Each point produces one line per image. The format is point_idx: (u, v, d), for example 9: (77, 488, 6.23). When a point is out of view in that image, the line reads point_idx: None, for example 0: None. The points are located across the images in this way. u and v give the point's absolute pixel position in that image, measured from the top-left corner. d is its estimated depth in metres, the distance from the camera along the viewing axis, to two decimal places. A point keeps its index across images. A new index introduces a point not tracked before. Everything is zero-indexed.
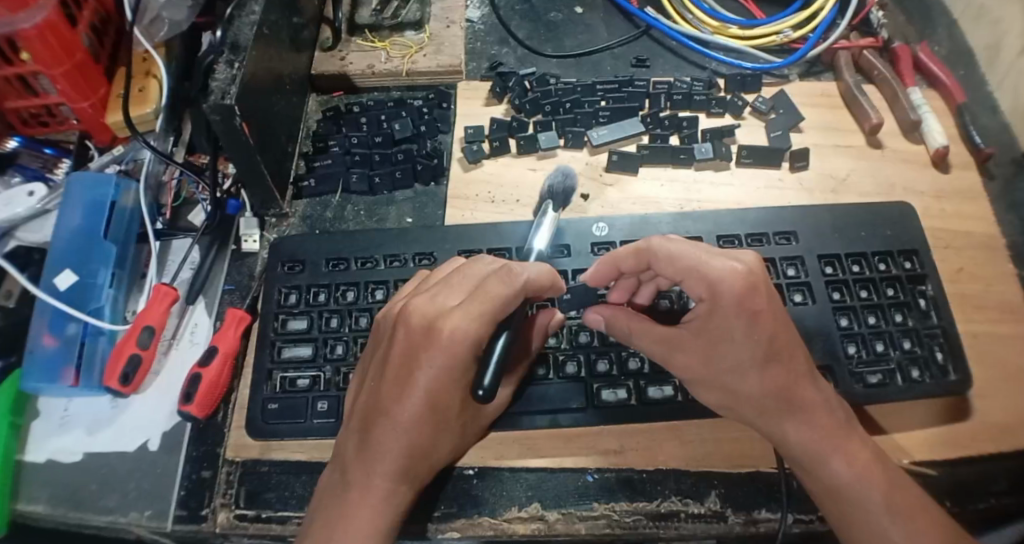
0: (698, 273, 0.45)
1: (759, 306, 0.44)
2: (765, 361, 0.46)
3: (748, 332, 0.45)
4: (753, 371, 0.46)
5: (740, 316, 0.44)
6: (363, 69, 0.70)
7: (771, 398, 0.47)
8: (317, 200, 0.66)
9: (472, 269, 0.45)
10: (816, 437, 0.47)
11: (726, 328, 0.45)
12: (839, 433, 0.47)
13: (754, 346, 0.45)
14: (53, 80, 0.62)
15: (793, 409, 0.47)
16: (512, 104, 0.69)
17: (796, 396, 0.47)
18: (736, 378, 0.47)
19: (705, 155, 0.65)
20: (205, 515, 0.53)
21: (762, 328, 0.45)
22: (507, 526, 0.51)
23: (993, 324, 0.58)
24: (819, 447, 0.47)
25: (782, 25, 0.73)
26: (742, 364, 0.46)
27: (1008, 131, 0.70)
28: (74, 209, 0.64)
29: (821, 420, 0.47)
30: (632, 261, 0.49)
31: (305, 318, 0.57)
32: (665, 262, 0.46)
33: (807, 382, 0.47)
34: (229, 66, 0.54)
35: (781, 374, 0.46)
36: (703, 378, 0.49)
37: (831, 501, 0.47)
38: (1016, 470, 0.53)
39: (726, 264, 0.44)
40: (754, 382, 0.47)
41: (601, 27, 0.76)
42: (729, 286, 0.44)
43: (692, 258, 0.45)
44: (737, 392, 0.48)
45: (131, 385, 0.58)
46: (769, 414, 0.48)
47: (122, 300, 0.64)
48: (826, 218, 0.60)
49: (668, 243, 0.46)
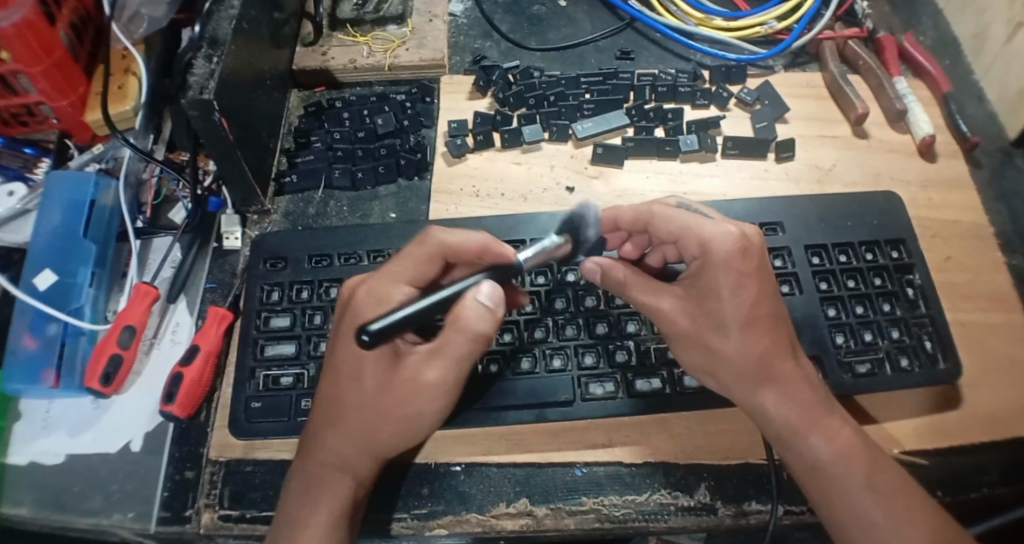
0: (694, 232, 0.47)
1: (750, 268, 0.45)
2: (751, 322, 0.45)
3: (736, 292, 0.45)
4: (736, 332, 0.45)
5: (729, 275, 0.45)
6: (345, 64, 0.70)
7: (753, 361, 0.46)
8: (299, 196, 0.65)
9: (421, 251, 0.48)
10: (796, 407, 0.46)
11: (714, 285, 0.45)
12: (819, 409, 0.46)
13: (740, 306, 0.45)
14: (33, 79, 0.61)
15: (775, 380, 0.46)
16: (496, 98, 0.69)
17: (779, 366, 0.46)
18: (718, 338, 0.46)
19: (690, 146, 0.65)
20: (189, 516, 0.53)
21: (749, 290, 0.45)
22: (495, 522, 0.51)
23: (981, 312, 0.58)
24: (801, 420, 0.46)
25: (767, 16, 0.73)
26: (724, 325, 0.45)
27: (993, 120, 0.70)
28: (54, 208, 0.63)
29: (802, 392, 0.46)
30: (631, 218, 0.51)
31: (288, 316, 0.57)
32: (663, 224, 0.49)
33: (790, 354, 0.46)
34: (207, 61, 0.53)
35: (766, 342, 0.45)
36: (683, 337, 0.47)
37: (811, 478, 0.46)
38: (1007, 459, 0.52)
39: (722, 226, 0.46)
40: (735, 343, 0.45)
41: (585, 20, 0.76)
42: (723, 246, 0.45)
43: (689, 219, 0.47)
44: (716, 352, 0.46)
45: (112, 385, 0.57)
46: (748, 380, 0.46)
47: (103, 300, 0.63)
48: (812, 208, 0.60)
49: (669, 207, 0.49)
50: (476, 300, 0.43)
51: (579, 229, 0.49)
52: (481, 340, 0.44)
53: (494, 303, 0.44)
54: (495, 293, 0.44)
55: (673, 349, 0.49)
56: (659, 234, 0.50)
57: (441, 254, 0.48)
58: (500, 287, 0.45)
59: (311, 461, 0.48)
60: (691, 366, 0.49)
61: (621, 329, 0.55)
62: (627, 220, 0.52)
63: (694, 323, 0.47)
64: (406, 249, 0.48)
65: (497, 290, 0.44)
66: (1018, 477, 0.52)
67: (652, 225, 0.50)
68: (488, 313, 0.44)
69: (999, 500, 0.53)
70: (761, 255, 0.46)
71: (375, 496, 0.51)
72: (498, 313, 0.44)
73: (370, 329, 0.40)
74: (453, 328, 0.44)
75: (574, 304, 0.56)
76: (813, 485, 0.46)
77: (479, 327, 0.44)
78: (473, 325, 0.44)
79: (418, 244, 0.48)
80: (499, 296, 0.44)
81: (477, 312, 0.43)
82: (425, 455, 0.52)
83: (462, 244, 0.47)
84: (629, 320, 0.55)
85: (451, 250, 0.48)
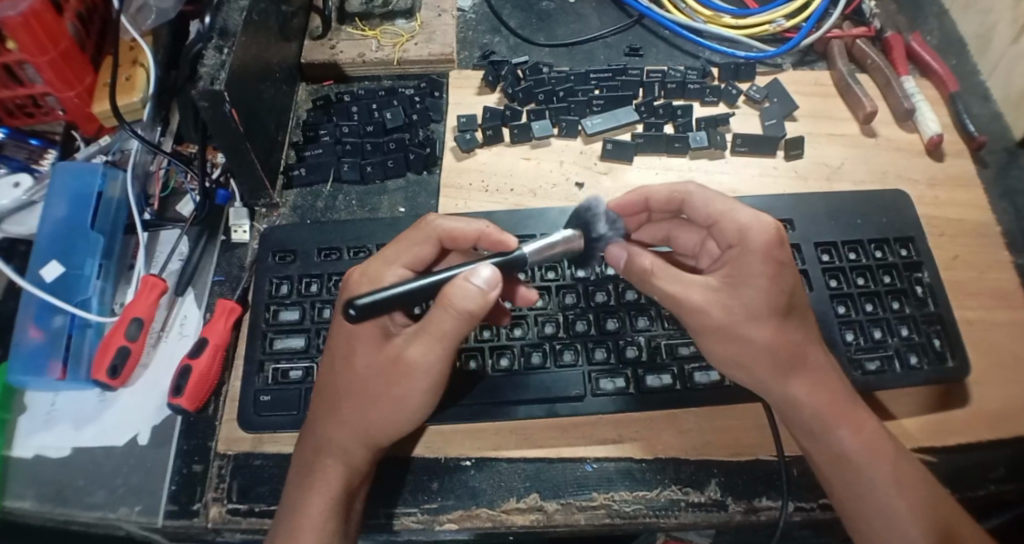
0: (730, 217, 0.49)
1: (784, 259, 0.47)
2: (784, 312, 0.47)
3: (773, 282, 0.46)
4: (772, 322, 0.46)
5: (767, 266, 0.46)
6: (353, 58, 0.70)
7: (785, 352, 0.47)
8: (307, 190, 0.65)
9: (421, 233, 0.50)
10: (825, 398, 0.47)
11: (750, 274, 0.46)
12: (846, 402, 0.48)
13: (776, 296, 0.46)
14: (39, 70, 0.60)
15: (806, 370, 0.47)
16: (505, 93, 0.69)
17: (808, 358, 0.47)
18: (754, 328, 0.46)
19: (700, 143, 0.65)
20: (196, 510, 0.53)
21: (784, 281, 0.47)
22: (505, 517, 0.51)
23: (988, 310, 0.59)
24: (829, 413, 0.47)
25: (775, 14, 0.73)
26: (760, 314, 0.46)
27: (999, 119, 0.71)
28: (60, 200, 0.63)
29: (828, 383, 0.48)
30: (665, 199, 0.53)
31: (297, 309, 0.56)
32: (701, 205, 0.51)
33: (817, 347, 0.48)
34: (218, 52, 0.53)
35: (797, 335, 0.47)
36: (717, 328, 0.47)
37: (833, 467, 0.48)
38: (1015, 456, 0.53)
39: (758, 217, 0.48)
40: (771, 333, 0.46)
41: (594, 16, 0.76)
42: (761, 235, 0.47)
43: (725, 204, 0.50)
44: (750, 341, 0.46)
45: (119, 377, 0.57)
46: (780, 371, 0.47)
47: (110, 292, 0.63)
48: (821, 206, 0.60)
49: (707, 191, 0.51)
50: (468, 280, 0.42)
51: (590, 225, 0.50)
52: (469, 320, 0.43)
53: (487, 286, 0.42)
54: (489, 275, 0.43)
55: (700, 341, 0.49)
56: (693, 215, 0.52)
57: (438, 238, 0.50)
58: (495, 271, 0.43)
59: (318, 449, 0.48)
60: (717, 357, 0.48)
61: (632, 324, 0.55)
62: (661, 198, 0.53)
63: (729, 313, 0.46)
64: (408, 235, 0.51)
65: (494, 274, 0.43)
66: None
67: (687, 205, 0.52)
68: (477, 295, 0.42)
69: (1007, 498, 0.53)
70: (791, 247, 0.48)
71: (385, 490, 0.51)
72: (490, 296, 0.42)
73: (356, 303, 0.43)
74: (441, 310, 0.43)
75: (584, 299, 0.56)
76: (834, 474, 0.48)
77: (467, 307, 0.42)
78: (461, 305, 0.42)
79: (418, 230, 0.50)
80: (494, 279, 0.43)
81: (466, 291, 0.42)
82: (436, 450, 0.52)
83: (459, 229, 0.50)
84: (640, 316, 0.55)
85: (450, 235, 0.50)
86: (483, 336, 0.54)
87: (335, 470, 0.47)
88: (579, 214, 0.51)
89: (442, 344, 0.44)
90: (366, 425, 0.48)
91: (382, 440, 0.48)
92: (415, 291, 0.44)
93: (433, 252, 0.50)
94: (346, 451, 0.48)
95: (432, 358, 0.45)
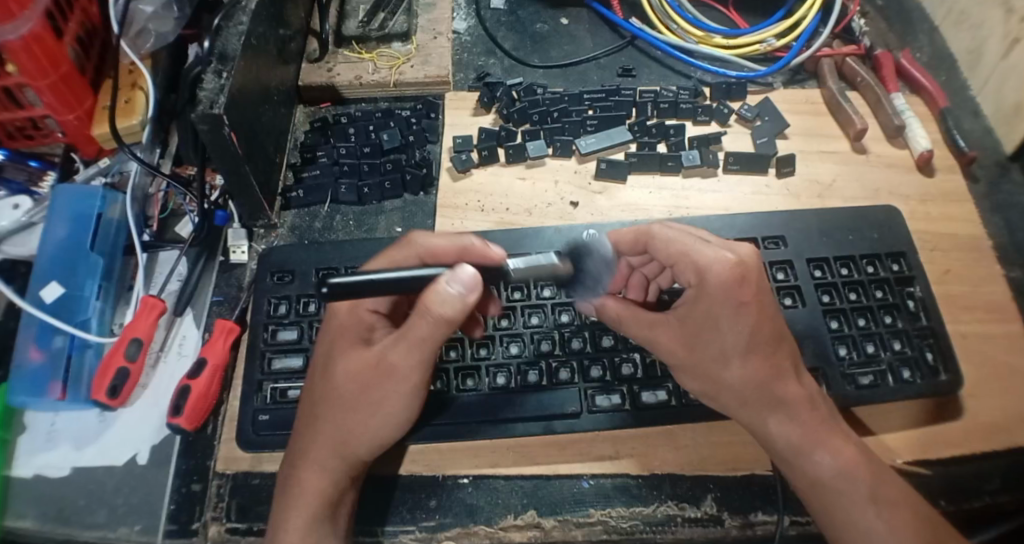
0: (692, 258, 0.47)
1: (748, 296, 0.46)
2: (749, 349, 0.47)
3: (734, 321, 0.46)
4: (737, 361, 0.47)
5: (727, 305, 0.46)
6: (350, 80, 0.71)
7: (751, 386, 0.48)
8: (305, 210, 0.66)
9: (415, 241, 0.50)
10: (799, 428, 0.48)
11: (713, 313, 0.47)
12: (823, 428, 0.48)
13: (739, 334, 0.47)
14: (39, 93, 0.61)
15: (774, 402, 0.48)
16: (501, 114, 0.69)
17: (776, 389, 0.48)
18: (719, 365, 0.48)
19: (692, 162, 0.66)
20: (196, 529, 0.53)
21: (748, 318, 0.46)
22: (503, 534, 0.51)
23: (980, 323, 0.59)
24: (801, 441, 0.48)
25: (765, 34, 0.74)
26: (723, 353, 0.47)
27: (989, 134, 0.72)
28: (59, 221, 0.64)
29: (803, 412, 0.48)
30: (630, 240, 0.51)
31: (295, 329, 0.57)
32: (662, 247, 0.49)
33: (790, 377, 0.49)
34: (217, 76, 0.54)
35: (762, 366, 0.48)
36: (682, 367, 0.49)
37: (811, 493, 0.48)
38: (1009, 468, 0.54)
39: (717, 254, 0.47)
40: (735, 372, 0.48)
41: (587, 38, 0.77)
42: (720, 274, 0.46)
43: (684, 244, 0.48)
44: (717, 378, 0.48)
45: (119, 398, 0.57)
46: (749, 404, 0.48)
47: (110, 313, 0.64)
48: (813, 221, 0.61)
49: (667, 230, 0.49)
50: (444, 284, 0.41)
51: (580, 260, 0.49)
52: (448, 323, 0.43)
53: (465, 290, 0.41)
54: (466, 279, 0.41)
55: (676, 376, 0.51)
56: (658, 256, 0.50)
57: (421, 257, 0.49)
58: (475, 272, 0.42)
59: (301, 466, 0.49)
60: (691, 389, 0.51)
61: (627, 341, 0.55)
62: (628, 241, 0.52)
63: (691, 355, 0.48)
64: (396, 249, 0.51)
65: (473, 276, 0.42)
66: (1020, 485, 0.53)
67: (650, 246, 0.50)
68: (455, 300, 0.41)
69: (1001, 509, 0.54)
70: (758, 279, 0.47)
71: (385, 508, 0.52)
72: (469, 300, 0.42)
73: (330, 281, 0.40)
74: (420, 317, 0.43)
75: (579, 317, 0.56)
76: (813, 498, 0.48)
77: (444, 312, 0.42)
78: (438, 311, 0.42)
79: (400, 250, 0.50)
80: (471, 280, 0.42)
81: (443, 297, 0.41)
82: (433, 468, 0.53)
83: (438, 245, 0.49)
84: None
85: (431, 251, 0.49)
86: (479, 354, 0.55)
87: (310, 488, 0.48)
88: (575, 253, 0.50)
89: (418, 350, 0.45)
90: (348, 439, 0.49)
91: (363, 452, 0.49)
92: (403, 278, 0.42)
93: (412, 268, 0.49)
94: (323, 467, 0.48)
95: (404, 361, 0.46)
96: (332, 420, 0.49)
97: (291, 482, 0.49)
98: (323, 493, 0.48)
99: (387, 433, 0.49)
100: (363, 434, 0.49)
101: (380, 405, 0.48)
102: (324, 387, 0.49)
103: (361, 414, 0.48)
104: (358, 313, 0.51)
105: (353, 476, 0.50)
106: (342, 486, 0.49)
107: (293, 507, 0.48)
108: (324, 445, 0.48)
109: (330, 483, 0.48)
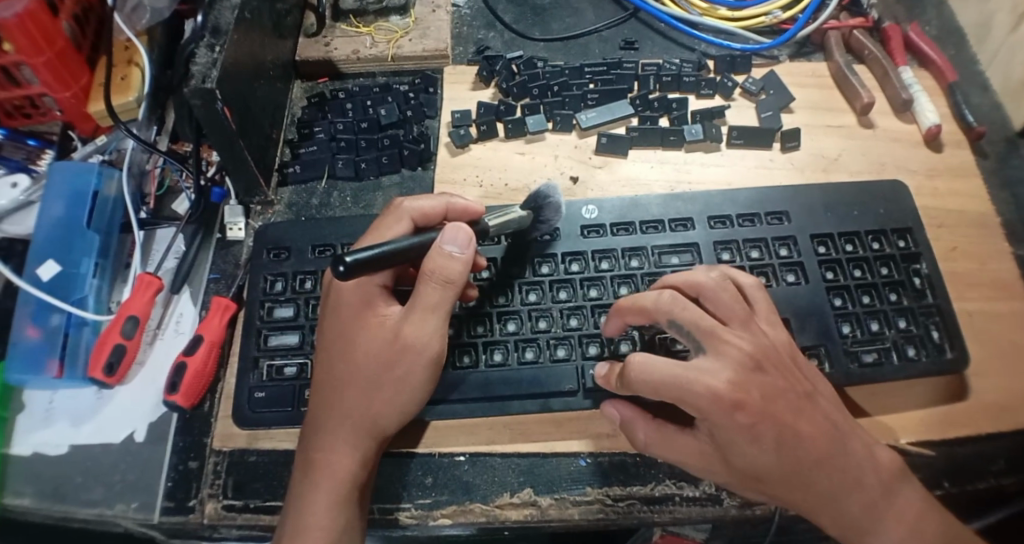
0: (686, 399, 0.43)
1: (752, 416, 0.43)
2: (783, 459, 0.44)
3: (754, 440, 0.44)
4: (775, 476, 0.45)
5: (739, 428, 0.43)
6: (348, 55, 0.70)
7: (798, 495, 0.45)
8: (302, 187, 0.65)
9: (407, 207, 0.51)
10: (863, 511, 0.45)
11: (732, 440, 0.44)
12: (880, 505, 0.45)
13: (767, 451, 0.44)
14: (35, 71, 0.60)
15: (827, 499, 0.45)
16: (500, 87, 0.68)
17: (824, 487, 0.45)
18: (760, 484, 0.45)
19: (694, 136, 0.65)
20: (192, 506, 0.53)
21: (765, 431, 0.44)
22: (498, 512, 0.51)
23: (987, 302, 0.58)
24: (864, 522, 0.45)
25: (771, 6, 0.73)
26: (759, 474, 0.45)
27: (998, 109, 0.70)
28: (55, 198, 0.63)
29: (859, 499, 0.45)
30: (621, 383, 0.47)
31: (292, 306, 0.56)
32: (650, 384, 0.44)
33: (839, 466, 0.45)
34: (210, 50, 0.53)
35: (800, 472, 0.44)
36: (725, 485, 0.47)
37: None
38: (1016, 449, 0.52)
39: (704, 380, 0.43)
40: (781, 488, 0.45)
41: (589, 11, 0.76)
42: (715, 404, 0.43)
43: (671, 380, 0.43)
44: (762, 492, 0.46)
45: (116, 375, 0.57)
46: (802, 508, 0.45)
47: (106, 291, 0.63)
48: (818, 196, 0.60)
49: (653, 358, 0.44)
50: (444, 251, 0.45)
51: (539, 209, 0.57)
52: (451, 288, 0.46)
53: (460, 250, 0.45)
54: (462, 239, 0.46)
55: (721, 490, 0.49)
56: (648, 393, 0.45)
57: (411, 220, 0.51)
58: (464, 229, 0.46)
59: (325, 444, 0.48)
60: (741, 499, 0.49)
61: None
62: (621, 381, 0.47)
63: (732, 476, 0.46)
64: (382, 220, 0.52)
65: (466, 234, 0.46)
66: None
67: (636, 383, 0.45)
68: (457, 260, 0.45)
69: (1008, 491, 0.53)
70: (756, 382, 0.44)
71: (382, 486, 0.52)
72: (467, 257, 0.45)
73: (348, 259, 0.43)
74: (425, 281, 0.46)
75: (578, 294, 0.55)
76: None
77: (448, 276, 0.45)
78: (442, 276, 0.45)
79: (390, 215, 0.51)
80: (464, 239, 0.46)
81: (445, 261, 0.45)
82: (430, 445, 0.52)
83: (428, 205, 0.52)
84: None
85: (421, 214, 0.52)
86: (477, 331, 0.54)
87: (321, 463, 0.48)
88: (534, 199, 0.57)
89: (433, 317, 0.47)
90: (367, 415, 0.49)
91: (388, 428, 0.49)
92: (399, 247, 0.46)
93: (406, 230, 0.51)
94: (338, 442, 0.48)
95: (427, 332, 0.47)
96: (357, 395, 0.49)
97: (313, 462, 0.48)
98: (345, 475, 0.48)
99: (406, 410, 0.49)
100: (384, 410, 0.49)
101: (403, 380, 0.48)
102: (340, 366, 0.49)
103: (384, 394, 0.48)
104: (366, 287, 0.50)
105: (373, 453, 0.50)
106: (367, 466, 0.49)
107: (320, 487, 0.47)
108: (341, 424, 0.48)
109: (355, 462, 0.49)
